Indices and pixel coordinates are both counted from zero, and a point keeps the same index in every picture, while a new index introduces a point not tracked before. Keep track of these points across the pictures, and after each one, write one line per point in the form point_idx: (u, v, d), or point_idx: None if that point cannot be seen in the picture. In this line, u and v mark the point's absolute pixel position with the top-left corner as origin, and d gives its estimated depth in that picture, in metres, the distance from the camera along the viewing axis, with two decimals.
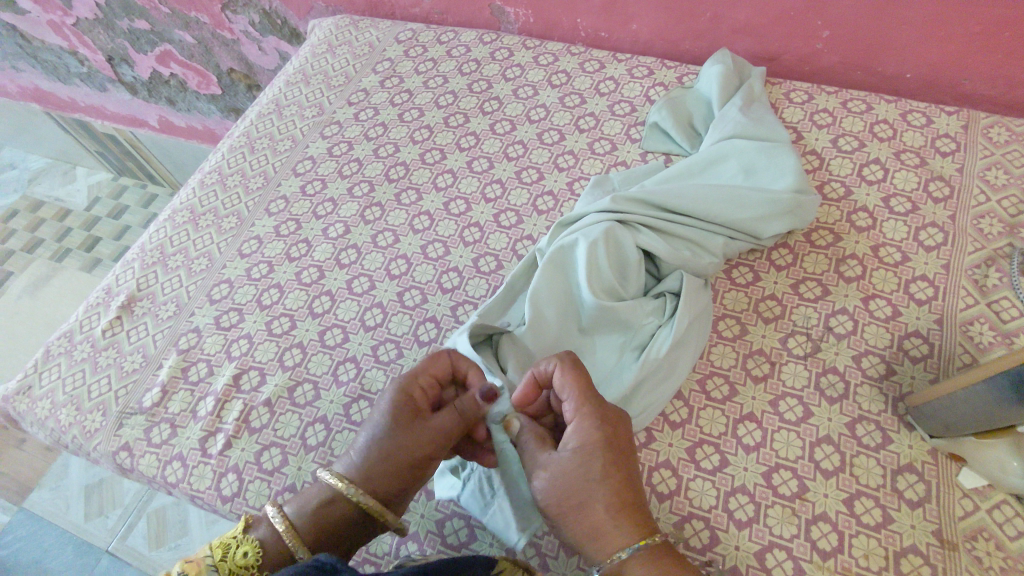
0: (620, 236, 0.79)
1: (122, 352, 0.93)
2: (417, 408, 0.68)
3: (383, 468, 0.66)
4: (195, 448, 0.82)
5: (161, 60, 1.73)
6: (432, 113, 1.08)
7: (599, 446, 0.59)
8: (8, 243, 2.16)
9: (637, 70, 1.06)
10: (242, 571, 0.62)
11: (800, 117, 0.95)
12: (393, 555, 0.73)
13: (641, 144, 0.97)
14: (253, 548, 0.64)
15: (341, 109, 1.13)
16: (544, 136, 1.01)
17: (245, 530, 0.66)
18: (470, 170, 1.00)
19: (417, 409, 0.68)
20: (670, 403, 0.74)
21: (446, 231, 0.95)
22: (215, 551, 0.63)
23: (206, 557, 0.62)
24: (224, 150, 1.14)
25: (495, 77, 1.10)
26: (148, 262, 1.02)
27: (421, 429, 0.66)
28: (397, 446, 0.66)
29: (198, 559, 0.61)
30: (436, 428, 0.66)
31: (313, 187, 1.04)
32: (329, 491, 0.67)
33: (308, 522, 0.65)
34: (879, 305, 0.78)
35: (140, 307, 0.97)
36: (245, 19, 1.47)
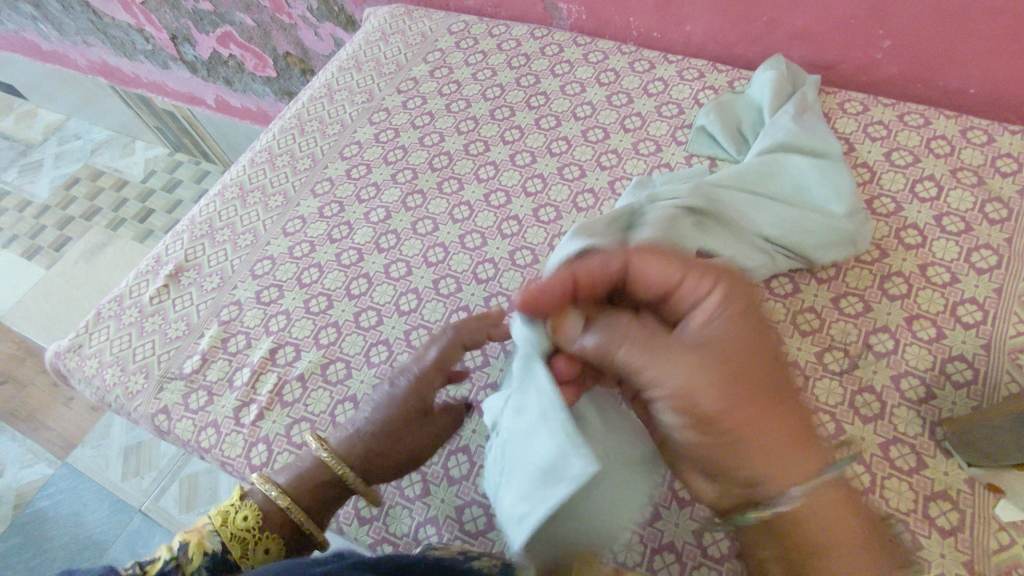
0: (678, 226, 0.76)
1: (167, 319, 0.96)
2: (420, 409, 0.78)
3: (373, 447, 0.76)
4: (230, 417, 0.85)
5: (222, 41, 1.78)
6: (478, 106, 1.09)
7: (742, 345, 0.50)
8: (68, 210, 2.26)
9: (688, 72, 1.04)
10: (243, 534, 0.68)
11: (854, 129, 0.93)
12: (412, 537, 0.75)
13: (686, 147, 0.96)
14: (253, 513, 0.70)
15: (390, 96, 1.15)
16: (589, 134, 1.01)
17: (241, 497, 0.72)
18: (513, 163, 1.01)
19: (420, 409, 0.78)
20: None
21: (485, 222, 0.96)
22: (215, 518, 0.68)
23: (207, 524, 0.68)
24: (275, 130, 1.17)
25: (544, 72, 1.10)
26: (197, 234, 1.05)
27: (422, 424, 0.78)
28: (399, 438, 0.76)
29: (199, 527, 0.67)
30: (436, 429, 0.78)
31: (358, 172, 1.06)
32: (324, 465, 0.75)
33: (300, 488, 0.74)
34: (923, 325, 0.76)
35: (186, 277, 1.00)
36: (304, 5, 1.50)
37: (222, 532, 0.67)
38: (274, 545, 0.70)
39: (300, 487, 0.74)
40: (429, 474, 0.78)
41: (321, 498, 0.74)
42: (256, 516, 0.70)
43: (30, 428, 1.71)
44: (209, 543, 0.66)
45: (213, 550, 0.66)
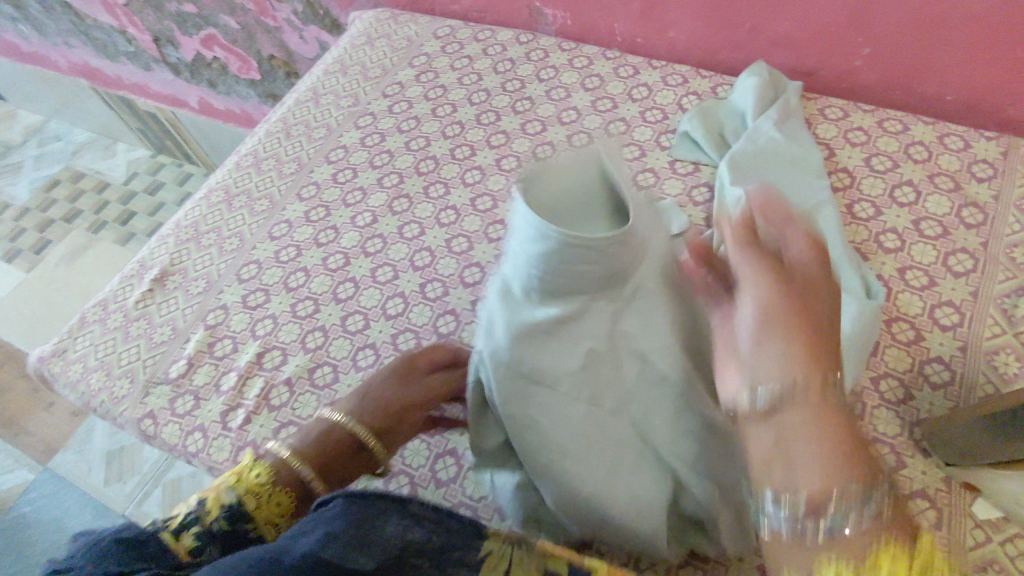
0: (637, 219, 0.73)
1: (152, 324, 0.95)
2: (415, 366, 0.74)
3: (373, 408, 0.71)
4: (216, 422, 0.84)
5: (206, 43, 1.77)
6: (464, 110, 1.09)
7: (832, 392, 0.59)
8: (50, 212, 2.23)
9: (672, 78, 1.06)
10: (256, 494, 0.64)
11: (834, 134, 0.94)
12: None
13: (670, 152, 0.98)
14: (266, 471, 0.65)
15: (376, 100, 1.15)
16: (574, 139, 1.02)
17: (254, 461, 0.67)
18: (499, 167, 1.01)
19: (415, 367, 0.74)
20: None
21: (472, 226, 0.96)
22: (229, 480, 0.64)
23: (223, 486, 0.64)
24: (261, 134, 1.16)
25: (529, 77, 1.11)
26: (182, 238, 1.04)
27: (417, 382, 0.73)
28: (399, 395, 0.72)
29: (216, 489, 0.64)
30: (433, 386, 0.73)
31: (344, 176, 1.06)
32: (331, 422, 0.71)
33: (309, 446, 0.69)
34: (902, 328, 0.78)
35: (172, 281, 0.99)
36: (289, 8, 1.50)
37: (238, 488, 0.64)
38: (287, 505, 0.65)
39: (309, 445, 0.69)
40: (417, 478, 0.78)
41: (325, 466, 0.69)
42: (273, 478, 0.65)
43: (11, 434, 1.68)
44: (225, 497, 0.63)
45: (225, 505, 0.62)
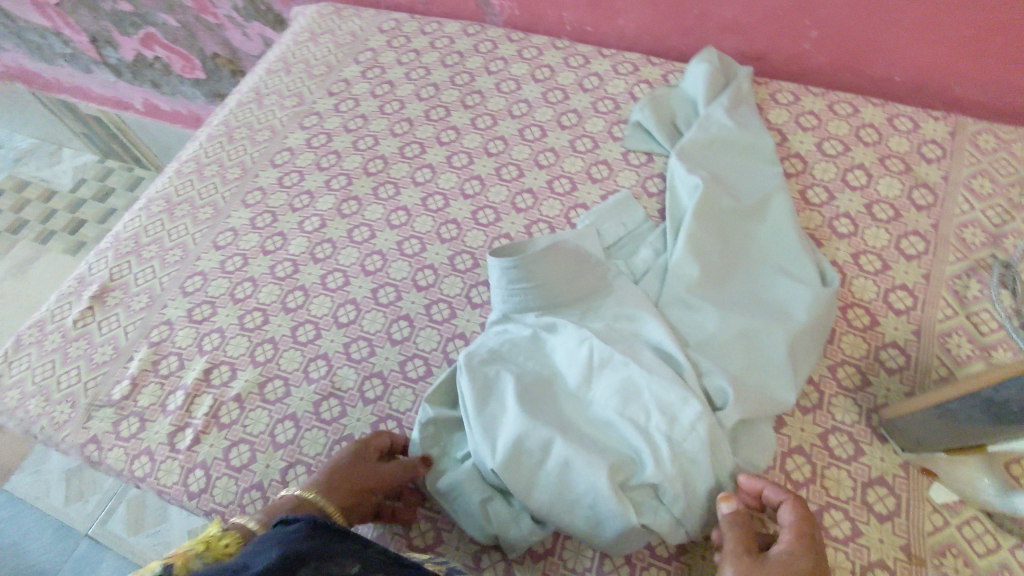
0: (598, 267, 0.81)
1: (93, 344, 0.90)
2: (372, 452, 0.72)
3: (337, 485, 0.68)
4: (163, 444, 0.81)
5: (145, 43, 1.70)
6: (413, 106, 1.06)
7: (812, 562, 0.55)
8: None
9: (622, 66, 1.04)
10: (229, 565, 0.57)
11: (786, 119, 0.93)
12: None
13: (623, 143, 0.96)
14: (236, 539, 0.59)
15: (321, 99, 1.11)
16: (526, 132, 1.00)
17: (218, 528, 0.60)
18: (450, 165, 0.99)
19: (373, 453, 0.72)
20: None
21: (424, 227, 0.93)
22: (199, 546, 0.56)
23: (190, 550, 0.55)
24: (202, 138, 1.11)
25: (478, 70, 1.08)
26: (122, 251, 0.99)
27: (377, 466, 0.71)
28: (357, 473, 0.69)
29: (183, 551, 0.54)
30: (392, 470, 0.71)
31: (291, 180, 1.02)
32: (298, 498, 0.66)
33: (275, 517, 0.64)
34: (858, 314, 0.78)
35: (112, 297, 0.95)
36: (229, 4, 1.44)
37: (207, 555, 0.55)
38: None
39: (273, 518, 0.64)
40: None
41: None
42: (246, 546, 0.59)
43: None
44: (194, 563, 0.54)
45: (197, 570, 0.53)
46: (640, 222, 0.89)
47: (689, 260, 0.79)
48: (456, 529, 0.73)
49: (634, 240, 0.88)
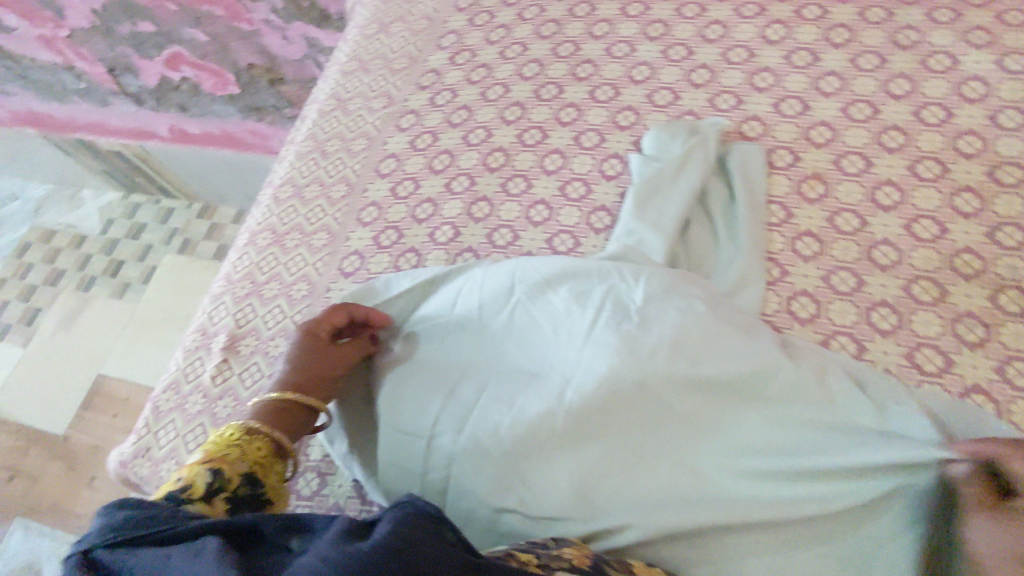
0: (676, 259, 0.76)
1: (240, 400, 0.81)
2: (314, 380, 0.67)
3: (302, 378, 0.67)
4: (351, 498, 0.70)
5: (171, 64, 1.58)
6: (520, 87, 0.97)
7: None
8: None
9: (746, 9, 0.96)
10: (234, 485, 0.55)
11: (952, 40, 0.86)
12: None
13: (771, 93, 0.88)
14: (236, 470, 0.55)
15: (412, 95, 1.02)
16: (656, 97, 0.91)
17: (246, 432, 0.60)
18: (579, 146, 0.90)
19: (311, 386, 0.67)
20: None
21: (570, 220, 0.84)
22: (231, 450, 0.57)
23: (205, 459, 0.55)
24: (291, 157, 1.02)
25: (582, 37, 1.00)
26: (241, 294, 0.91)
27: (335, 354, 0.70)
28: (306, 369, 0.68)
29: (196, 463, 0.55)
30: (332, 377, 0.69)
31: (405, 189, 0.93)
32: (261, 415, 0.63)
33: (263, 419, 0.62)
34: None
35: (245, 345, 0.85)
36: (267, 6, 1.35)
37: (246, 459, 0.57)
38: (264, 473, 0.58)
39: (262, 416, 0.63)
40: None
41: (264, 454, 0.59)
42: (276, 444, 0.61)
43: (56, 518, 1.45)
44: (240, 470, 0.56)
45: (245, 474, 0.56)
46: (776, 174, 0.82)
47: (725, 270, 0.75)
48: None
49: (815, 197, 0.79)
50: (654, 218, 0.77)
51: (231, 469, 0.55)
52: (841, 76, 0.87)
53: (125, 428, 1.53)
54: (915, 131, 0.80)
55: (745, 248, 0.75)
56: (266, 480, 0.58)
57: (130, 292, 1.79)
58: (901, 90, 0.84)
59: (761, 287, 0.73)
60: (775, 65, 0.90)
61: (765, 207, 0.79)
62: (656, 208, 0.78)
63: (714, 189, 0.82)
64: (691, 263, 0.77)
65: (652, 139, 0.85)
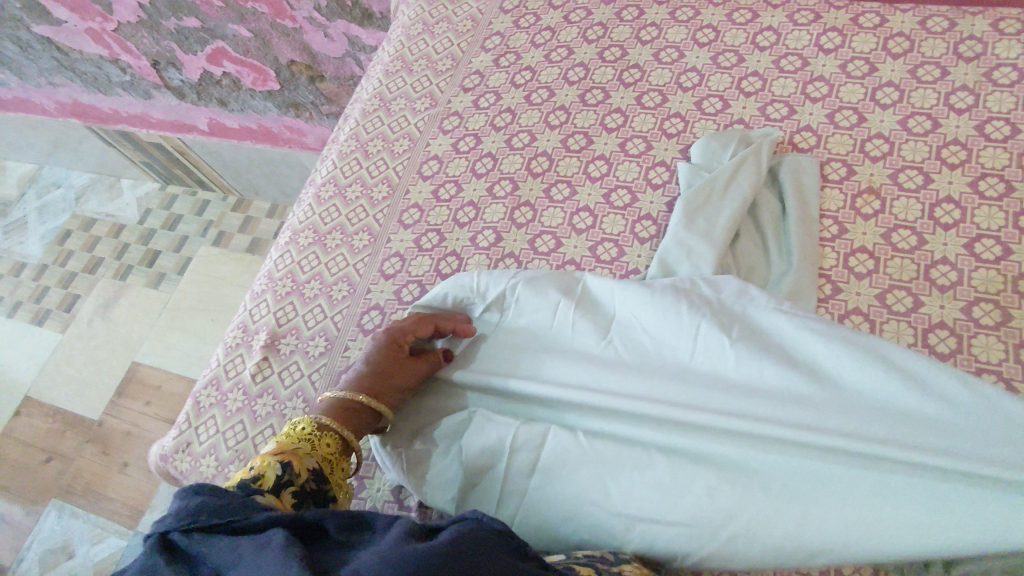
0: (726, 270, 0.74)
1: (280, 399, 0.81)
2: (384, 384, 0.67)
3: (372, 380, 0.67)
4: (389, 502, 0.70)
5: (213, 59, 1.60)
6: (564, 91, 0.96)
7: None
8: (41, 259, 1.96)
9: (800, 15, 0.94)
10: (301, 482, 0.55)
11: (1018, 52, 0.82)
12: None
13: (825, 104, 0.85)
14: (305, 466, 0.56)
15: (456, 96, 1.01)
16: (705, 105, 0.89)
17: (318, 425, 0.60)
18: (625, 153, 0.88)
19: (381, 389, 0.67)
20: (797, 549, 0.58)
21: (615, 228, 0.83)
22: (304, 444, 0.58)
23: (279, 449, 0.56)
24: (334, 156, 1.02)
25: (629, 41, 0.98)
26: (282, 292, 0.91)
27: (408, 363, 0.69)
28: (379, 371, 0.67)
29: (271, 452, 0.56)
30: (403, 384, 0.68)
31: (447, 192, 0.92)
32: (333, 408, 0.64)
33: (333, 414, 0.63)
34: None
35: (286, 344, 0.86)
36: (310, 4, 1.35)
37: (315, 455, 0.58)
38: (330, 470, 0.58)
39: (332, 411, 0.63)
40: None
41: (332, 451, 0.59)
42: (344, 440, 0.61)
43: (87, 501, 1.48)
44: (309, 465, 0.56)
45: (314, 469, 0.56)
46: (829, 187, 0.80)
47: (778, 284, 0.73)
48: None
49: (870, 213, 0.77)
50: (702, 227, 0.76)
51: (302, 463, 0.56)
52: (900, 87, 0.84)
53: (157, 416, 1.56)
54: (978, 147, 0.77)
55: (796, 261, 0.73)
56: (332, 478, 0.58)
57: (165, 282, 1.81)
58: (963, 103, 0.81)
59: (813, 303, 0.71)
60: (829, 74, 0.87)
61: (817, 219, 0.77)
62: (706, 217, 0.76)
63: (764, 200, 0.80)
64: (740, 273, 0.75)
65: (700, 147, 0.83)
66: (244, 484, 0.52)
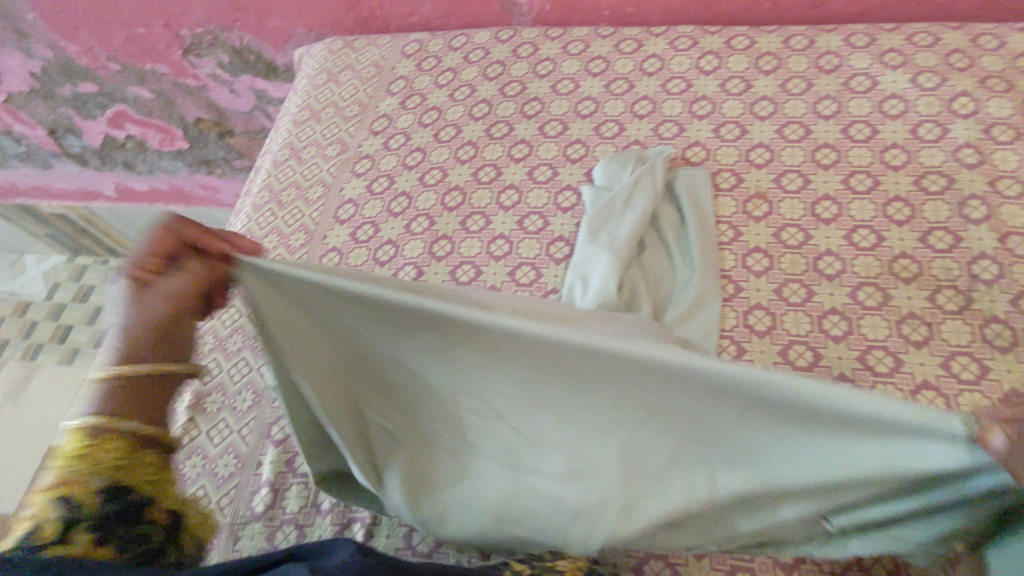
0: (637, 281, 0.78)
1: (209, 458, 0.80)
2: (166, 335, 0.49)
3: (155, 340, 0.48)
4: (336, 509, 0.73)
5: (114, 122, 1.56)
6: (471, 127, 1.00)
7: None
8: None
9: (680, 42, 1.01)
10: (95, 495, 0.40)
11: (869, 61, 0.92)
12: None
13: (710, 120, 0.93)
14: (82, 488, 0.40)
15: (366, 140, 1.03)
16: (603, 130, 0.95)
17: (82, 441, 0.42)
18: (534, 181, 0.93)
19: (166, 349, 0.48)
20: None
21: (531, 251, 0.86)
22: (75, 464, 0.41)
23: (45, 478, 0.40)
24: (247, 209, 1.02)
25: (527, 76, 1.03)
26: (204, 350, 0.89)
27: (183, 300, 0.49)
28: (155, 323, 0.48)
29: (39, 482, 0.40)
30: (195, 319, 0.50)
31: (365, 233, 0.93)
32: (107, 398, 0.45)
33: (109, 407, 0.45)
34: (1018, 241, 0.74)
35: (211, 402, 0.85)
36: (212, 61, 1.35)
37: (101, 473, 0.41)
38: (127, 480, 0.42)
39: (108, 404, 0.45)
40: None
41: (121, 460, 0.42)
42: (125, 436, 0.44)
43: None
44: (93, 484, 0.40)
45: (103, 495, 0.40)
46: (722, 196, 0.86)
47: (686, 289, 0.77)
48: (693, 560, 0.64)
49: (760, 215, 0.83)
50: (608, 242, 0.80)
51: (79, 492, 0.39)
52: (773, 100, 0.92)
53: None
54: (846, 148, 0.86)
55: (699, 267, 0.78)
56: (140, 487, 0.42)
57: (79, 357, 1.72)
58: (829, 110, 0.89)
59: (717, 304, 0.76)
60: (711, 93, 0.95)
61: (713, 225, 0.83)
62: (612, 232, 0.81)
63: (664, 212, 0.85)
64: (649, 283, 0.79)
65: (602, 169, 0.88)
66: (13, 551, 0.36)
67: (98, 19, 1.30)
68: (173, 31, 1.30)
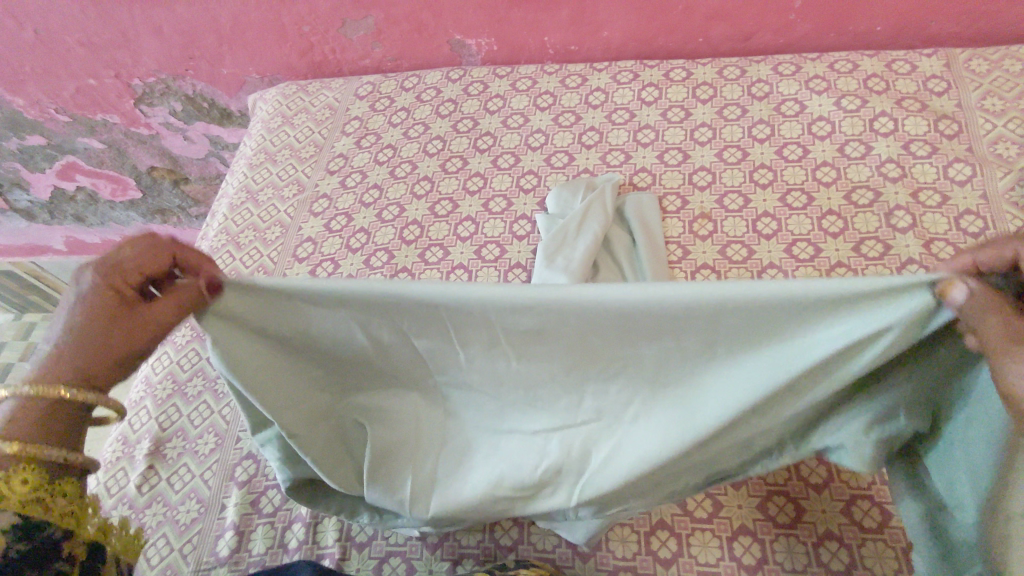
0: None
1: (170, 505, 0.78)
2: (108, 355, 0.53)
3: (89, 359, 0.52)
4: (303, 547, 0.73)
5: (63, 175, 1.54)
6: (426, 163, 1.03)
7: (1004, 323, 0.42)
8: None
9: (622, 76, 1.07)
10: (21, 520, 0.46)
11: (797, 88, 0.99)
12: None
13: (654, 147, 0.97)
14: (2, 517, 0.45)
15: (322, 180, 1.05)
16: (553, 160, 0.99)
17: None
18: (489, 212, 0.95)
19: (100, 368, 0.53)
20: (658, 537, 0.69)
21: (489, 279, 0.88)
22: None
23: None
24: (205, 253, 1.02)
25: (479, 112, 1.07)
26: (162, 395, 0.88)
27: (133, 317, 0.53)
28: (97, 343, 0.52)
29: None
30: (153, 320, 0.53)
31: (325, 270, 0.94)
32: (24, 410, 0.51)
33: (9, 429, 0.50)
34: (941, 246, 0.79)
35: (171, 448, 0.83)
36: (165, 110, 1.36)
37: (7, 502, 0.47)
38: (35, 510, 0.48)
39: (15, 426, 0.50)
40: (559, 558, 0.71)
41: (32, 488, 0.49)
42: (38, 467, 0.50)
43: None
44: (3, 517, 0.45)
45: (16, 525, 0.45)
46: (669, 218, 0.90)
47: None
48: (660, 568, 0.67)
49: (706, 234, 0.87)
50: (563, 264, 0.82)
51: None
52: (712, 127, 0.97)
53: None
54: (781, 168, 0.91)
55: None
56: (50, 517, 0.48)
57: None
58: (763, 134, 0.95)
59: None
60: (654, 122, 1.00)
61: (663, 245, 0.86)
62: (567, 256, 0.83)
63: (615, 235, 0.88)
64: None
65: (554, 198, 0.92)
66: None
67: (45, 71, 1.29)
68: (124, 81, 1.30)
